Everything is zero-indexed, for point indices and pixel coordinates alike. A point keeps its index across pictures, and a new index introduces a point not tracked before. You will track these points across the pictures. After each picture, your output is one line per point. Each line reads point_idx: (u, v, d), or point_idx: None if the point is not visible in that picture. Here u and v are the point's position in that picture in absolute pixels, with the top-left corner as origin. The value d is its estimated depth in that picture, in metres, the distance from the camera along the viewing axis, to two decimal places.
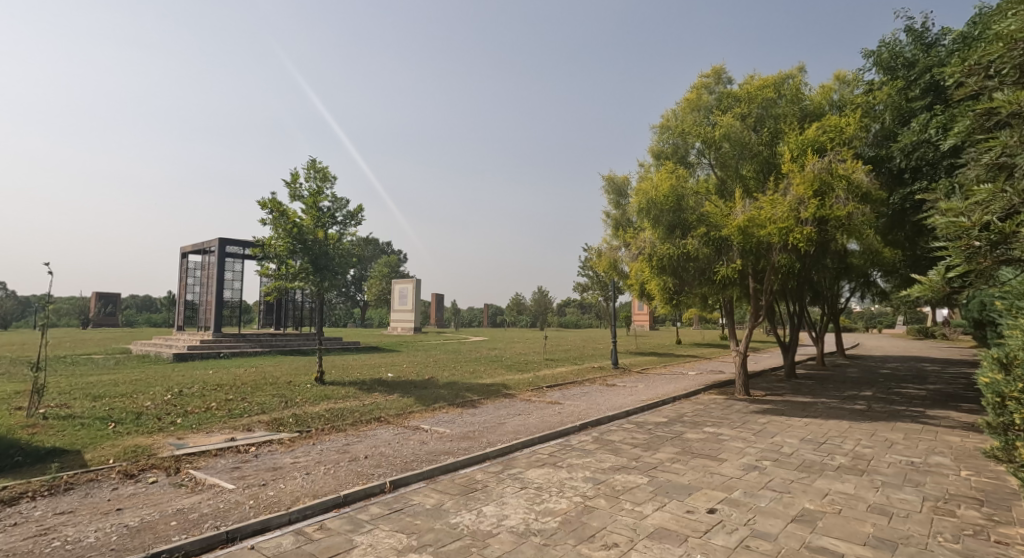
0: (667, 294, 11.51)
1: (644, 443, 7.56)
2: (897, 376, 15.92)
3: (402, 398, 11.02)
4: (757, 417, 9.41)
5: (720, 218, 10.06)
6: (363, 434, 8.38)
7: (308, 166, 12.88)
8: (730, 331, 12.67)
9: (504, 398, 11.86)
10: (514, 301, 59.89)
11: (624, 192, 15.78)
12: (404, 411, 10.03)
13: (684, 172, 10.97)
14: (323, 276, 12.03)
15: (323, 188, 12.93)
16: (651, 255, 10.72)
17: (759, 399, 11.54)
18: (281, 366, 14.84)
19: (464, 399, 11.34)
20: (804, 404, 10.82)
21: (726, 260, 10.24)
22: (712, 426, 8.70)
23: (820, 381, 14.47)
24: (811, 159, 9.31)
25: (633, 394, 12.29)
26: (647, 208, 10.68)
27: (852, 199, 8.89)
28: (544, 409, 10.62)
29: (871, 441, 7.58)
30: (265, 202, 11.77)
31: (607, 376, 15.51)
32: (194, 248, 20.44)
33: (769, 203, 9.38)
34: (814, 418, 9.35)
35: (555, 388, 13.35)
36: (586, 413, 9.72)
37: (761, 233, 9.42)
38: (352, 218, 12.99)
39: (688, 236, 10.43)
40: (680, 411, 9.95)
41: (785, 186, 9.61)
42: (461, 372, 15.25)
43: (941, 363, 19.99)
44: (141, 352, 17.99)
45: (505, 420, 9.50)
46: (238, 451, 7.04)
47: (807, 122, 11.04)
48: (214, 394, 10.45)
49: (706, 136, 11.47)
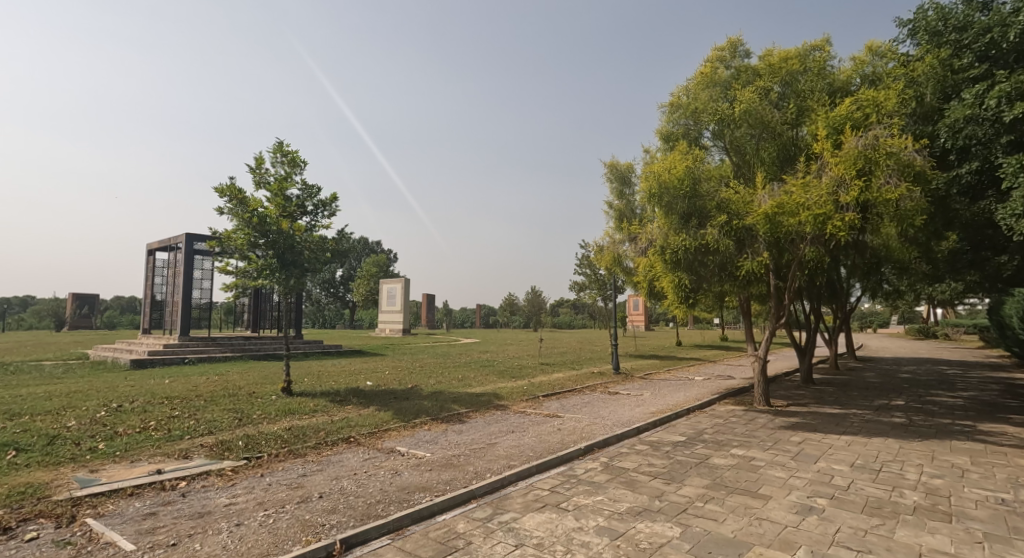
0: (680, 294, 10.19)
1: (664, 473, 6.21)
2: (921, 381, 14.71)
3: (378, 412, 9.64)
4: (788, 435, 8.11)
5: (743, 204, 8.80)
6: (326, 460, 6.96)
7: (274, 149, 11.37)
8: (747, 334, 11.38)
9: (495, 411, 10.47)
10: (507, 301, 58.64)
11: (628, 180, 14.46)
12: (379, 428, 8.62)
13: (700, 153, 9.71)
14: (291, 274, 10.59)
15: (292, 174, 11.48)
16: (663, 248, 9.44)
17: (782, 410, 10.24)
18: (248, 374, 13.38)
19: (450, 413, 9.95)
20: (835, 417, 9.55)
21: (749, 253, 8.92)
22: (740, 447, 7.38)
23: (842, 388, 13.25)
24: (849, 135, 8.04)
25: (640, 405, 10.96)
26: (658, 194, 9.40)
27: (902, 179, 7.57)
28: (541, 425, 9.25)
29: (936, 468, 6.29)
30: (222, 189, 10.23)
31: (609, 383, 14.18)
32: (160, 244, 18.87)
33: (802, 185, 8.11)
34: (854, 435, 8.08)
35: (552, 398, 12.01)
36: (591, 432, 8.38)
37: (792, 220, 8.15)
38: (325, 207, 11.56)
39: (705, 225, 9.15)
40: (698, 427, 8.64)
41: (818, 167, 8.36)
42: (448, 380, 13.83)
43: (959, 366, 18.82)
44: (99, 358, 16.41)
45: (496, 441, 8.11)
46: (161, 489, 5.59)
47: (836, 98, 9.79)
48: (159, 409, 8.99)
49: (724, 114, 10.18)
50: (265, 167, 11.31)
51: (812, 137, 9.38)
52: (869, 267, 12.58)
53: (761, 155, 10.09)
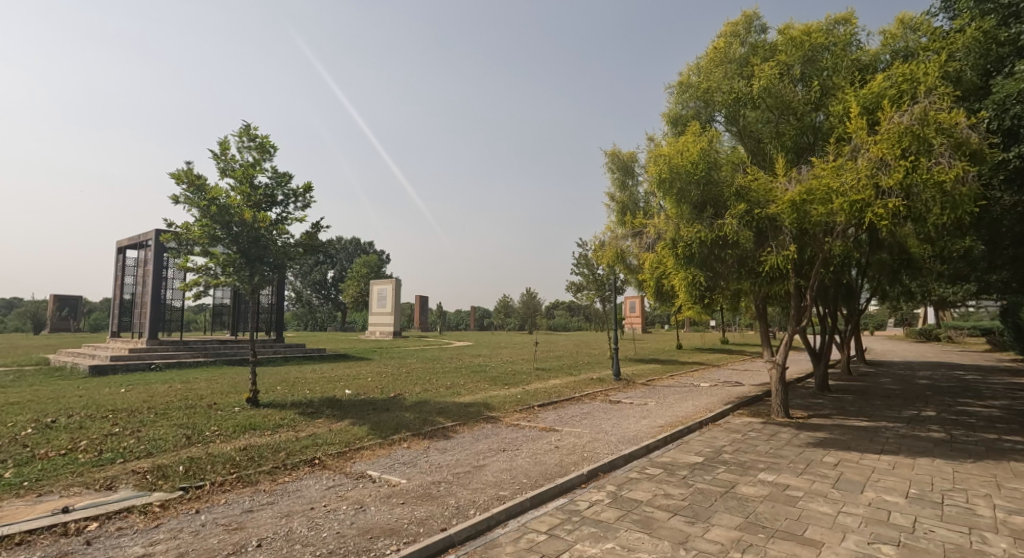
0: (693, 293, 9.13)
1: (686, 508, 5.13)
2: (943, 388, 13.74)
3: (353, 427, 8.54)
4: (820, 455, 7.06)
5: (764, 191, 7.80)
6: (280, 490, 5.82)
7: (241, 132, 10.16)
8: (763, 337, 10.33)
9: (485, 424, 9.37)
10: (502, 302, 57.75)
11: (630, 170, 13.45)
12: (351, 446, 7.52)
13: (715, 135, 8.70)
14: (256, 271, 9.42)
15: (261, 161, 10.30)
16: (674, 242, 8.41)
17: (804, 422, 9.21)
18: (216, 382, 12.21)
19: (434, 427, 8.86)
20: (866, 432, 8.51)
21: (771, 246, 7.88)
22: (768, 472, 6.32)
23: (861, 396, 12.25)
24: (887, 112, 7.07)
25: (647, 417, 9.89)
26: (667, 179, 8.36)
27: (956, 159, 6.54)
28: (537, 442, 8.16)
29: (1010, 499, 5.25)
30: (177, 174, 9.04)
31: (609, 390, 13.12)
32: (131, 241, 17.65)
33: (834, 169, 7.13)
34: (895, 455, 7.04)
35: (548, 408, 10.94)
36: (594, 452, 7.31)
37: (823, 209, 7.16)
38: (298, 197, 10.42)
39: (722, 215, 8.13)
40: (715, 445, 7.59)
41: (852, 148, 7.36)
42: (435, 387, 12.72)
43: (978, 371, 17.86)
44: (59, 363, 15.19)
45: (484, 463, 7.02)
46: (62, 536, 4.47)
47: (866, 74, 8.80)
48: (99, 424, 7.85)
49: (740, 93, 9.19)
50: (230, 152, 10.14)
51: (840, 117, 8.39)
52: (893, 267, 11.59)
53: (781, 137, 9.08)
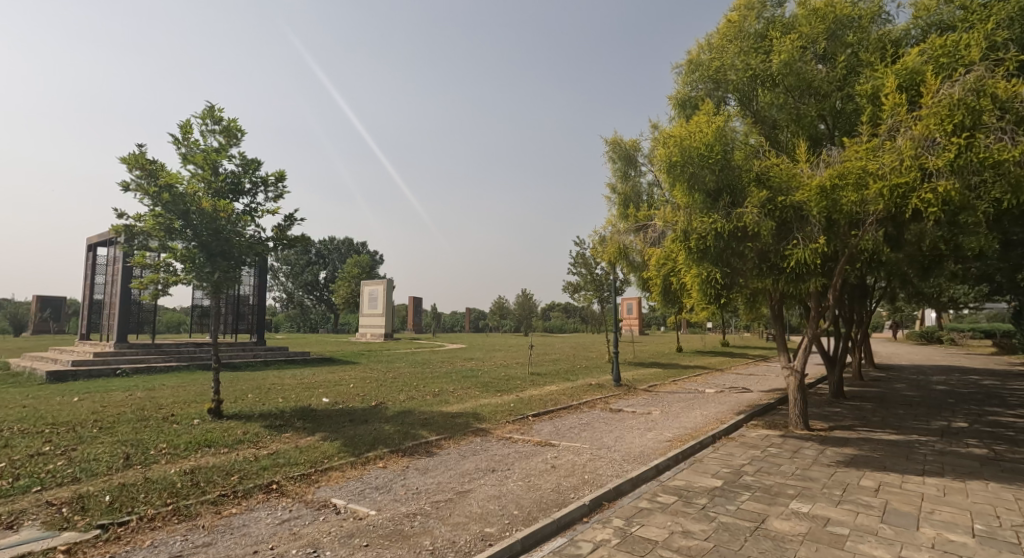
0: (707, 293, 8.21)
1: (711, 552, 4.20)
2: (965, 395, 12.90)
3: (323, 442, 7.57)
4: (855, 478, 6.15)
5: (788, 176, 6.92)
6: (222, 526, 4.84)
7: (204, 115, 9.18)
8: (779, 341, 9.43)
9: (474, 438, 8.43)
10: (497, 303, 56.92)
11: (633, 159, 12.60)
12: (318, 467, 6.54)
13: (730, 115, 7.85)
14: (218, 267, 8.42)
15: (227, 146, 9.32)
16: (686, 235, 7.50)
17: (827, 436, 8.32)
18: (181, 390, 11.18)
19: (416, 442, 7.90)
20: (898, 447, 7.63)
21: (796, 239, 6.97)
22: (801, 500, 5.40)
23: (881, 404, 11.38)
24: (930, 84, 6.21)
25: (653, 429, 8.96)
26: (678, 163, 7.45)
27: (1015, 136, 5.70)
28: (530, 460, 7.20)
29: None
30: (127, 159, 8.05)
31: (609, 398, 12.20)
32: (101, 238, 16.60)
33: (870, 149, 6.30)
34: (940, 477, 6.15)
35: (544, 418, 10.01)
36: (596, 473, 6.37)
37: (859, 194, 6.29)
38: (268, 187, 9.46)
39: (741, 204, 7.24)
40: (734, 466, 6.67)
41: (890, 126, 6.52)
42: (422, 395, 11.76)
43: (995, 376, 17.02)
44: (18, 368, 14.11)
45: (470, 488, 6.06)
46: None
47: (895, 49, 7.94)
48: (28, 441, 6.82)
49: (757, 71, 8.30)
50: (192, 135, 9.16)
51: (869, 95, 7.53)
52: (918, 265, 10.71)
53: (802, 119, 8.21)
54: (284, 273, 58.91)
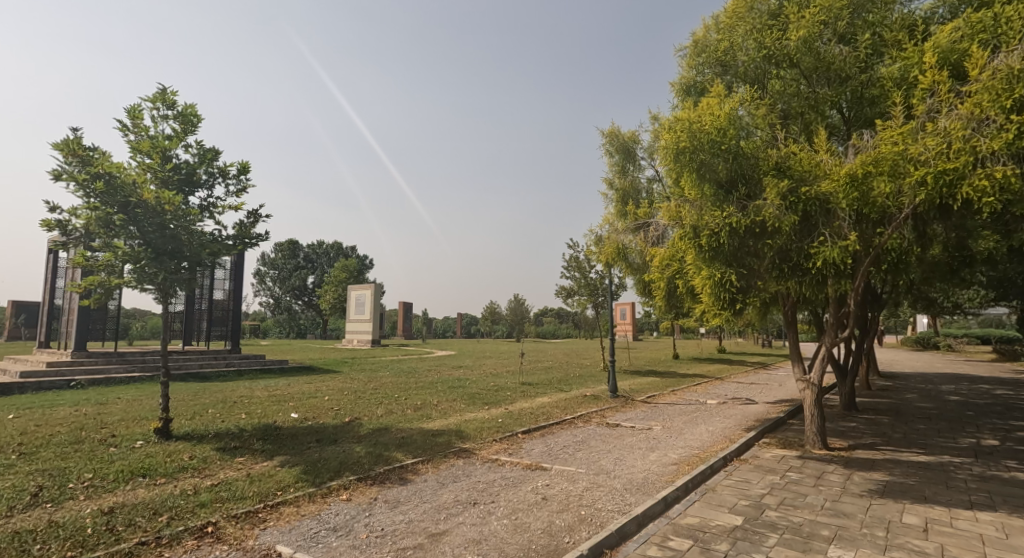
0: (718, 299, 7.31)
1: None
2: (983, 407, 12.13)
3: (280, 469, 6.57)
4: (896, 513, 5.27)
5: (811, 164, 6.12)
6: None
7: (154, 97, 8.21)
8: (794, 351, 8.57)
9: (455, 461, 7.47)
10: (489, 308, 56.01)
11: (632, 153, 11.80)
12: (268, 501, 5.53)
13: (744, 98, 7.02)
14: (163, 267, 7.45)
15: (180, 133, 8.35)
16: (696, 230, 6.63)
17: (850, 458, 7.46)
18: (135, 405, 10.11)
19: (389, 467, 6.93)
20: (933, 472, 6.78)
21: (822, 235, 6.15)
22: (840, 545, 4.51)
23: (900, 419, 10.54)
24: (976, 58, 5.43)
25: (656, 449, 8.04)
26: (685, 150, 6.61)
27: None
28: (518, 489, 6.25)
29: None
30: (59, 144, 7.07)
31: (605, 411, 11.27)
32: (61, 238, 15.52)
33: (909, 131, 5.48)
34: (995, 512, 5.29)
35: (535, 436, 9.07)
36: (594, 508, 5.43)
37: (896, 182, 5.47)
38: (226, 179, 8.49)
39: (758, 197, 6.40)
40: (752, 497, 5.78)
41: (930, 108, 5.72)
42: (402, 409, 10.78)
43: (1006, 386, 16.30)
44: None
45: (446, 528, 5.09)
46: None
47: (927, 24, 7.11)
48: None
49: (772, 50, 7.47)
50: (143, 121, 8.16)
51: (900, 74, 6.72)
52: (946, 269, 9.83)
53: (819, 105, 7.43)
54: (272, 278, 57.87)
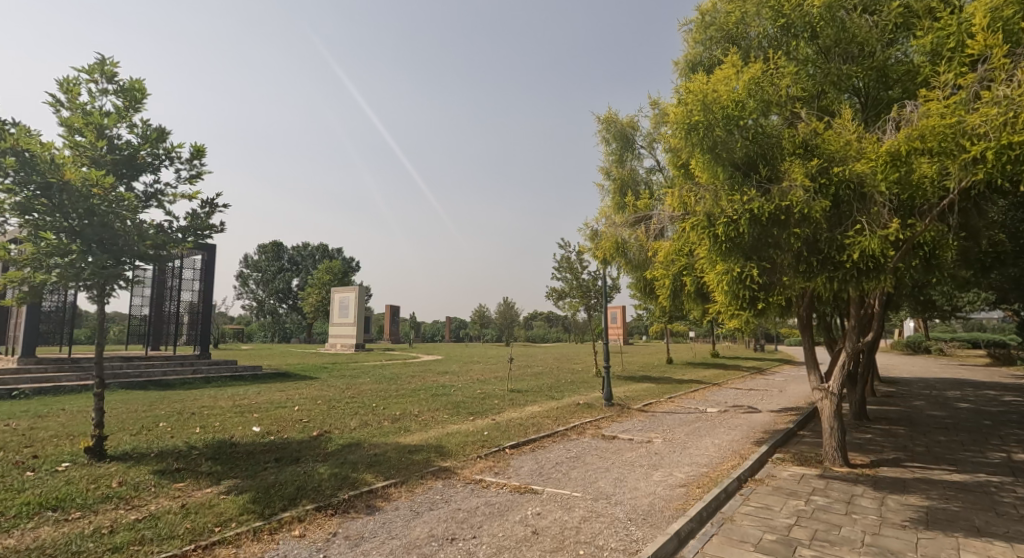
0: (733, 298, 6.49)
1: None
2: (999, 416, 11.44)
3: (225, 497, 5.58)
4: (953, 550, 4.44)
5: (842, 143, 5.32)
6: None
7: (91, 68, 7.22)
8: (810, 358, 7.74)
9: (434, 483, 6.53)
10: (478, 311, 55.09)
11: (629, 141, 11.03)
12: (200, 542, 4.54)
13: (761, 72, 6.21)
14: (94, 260, 6.43)
15: (122, 108, 7.34)
16: (711, 218, 5.80)
17: (877, 477, 6.64)
18: (77, 417, 9.03)
19: (355, 492, 5.97)
20: (975, 494, 5.98)
21: (856, 224, 5.35)
22: None
23: (917, 430, 9.78)
24: None
25: (661, 467, 7.15)
26: (697, 128, 5.79)
27: None
28: (505, 520, 5.33)
29: None
30: None
31: (601, 421, 10.39)
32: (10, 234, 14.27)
33: (960, 102, 4.69)
34: None
35: (525, 451, 8.15)
36: (595, 548, 4.52)
37: (947, 161, 4.65)
38: (174, 161, 7.49)
39: (781, 179, 5.58)
40: (779, 530, 4.91)
41: (981, 77, 4.94)
42: (379, 420, 9.83)
43: (1012, 392, 15.73)
44: None
45: None
46: None
47: None
48: None
49: (790, 19, 6.71)
50: (78, 95, 7.15)
51: (934, 43, 5.97)
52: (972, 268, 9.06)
53: (840, 82, 6.60)
54: (256, 280, 56.49)
